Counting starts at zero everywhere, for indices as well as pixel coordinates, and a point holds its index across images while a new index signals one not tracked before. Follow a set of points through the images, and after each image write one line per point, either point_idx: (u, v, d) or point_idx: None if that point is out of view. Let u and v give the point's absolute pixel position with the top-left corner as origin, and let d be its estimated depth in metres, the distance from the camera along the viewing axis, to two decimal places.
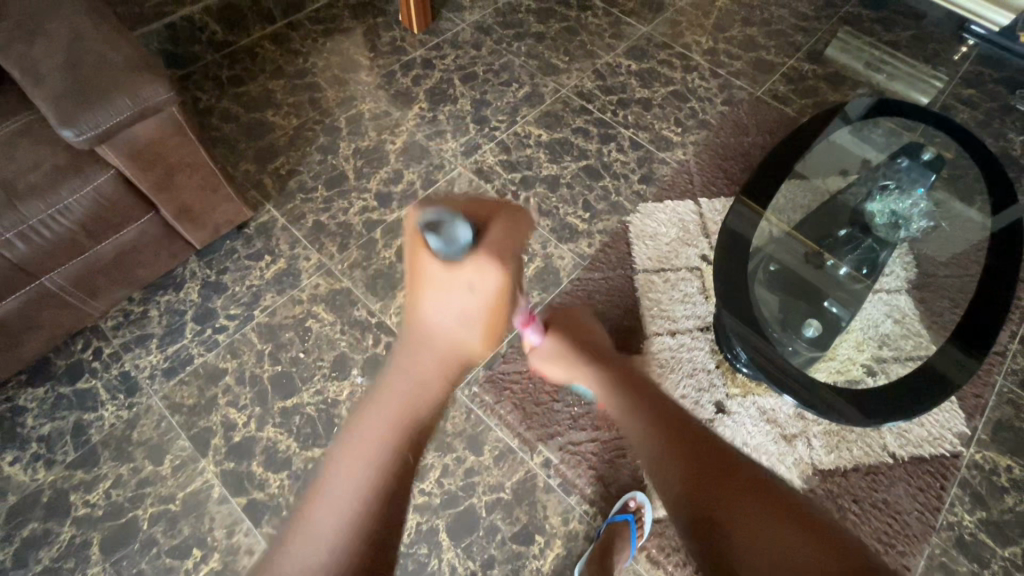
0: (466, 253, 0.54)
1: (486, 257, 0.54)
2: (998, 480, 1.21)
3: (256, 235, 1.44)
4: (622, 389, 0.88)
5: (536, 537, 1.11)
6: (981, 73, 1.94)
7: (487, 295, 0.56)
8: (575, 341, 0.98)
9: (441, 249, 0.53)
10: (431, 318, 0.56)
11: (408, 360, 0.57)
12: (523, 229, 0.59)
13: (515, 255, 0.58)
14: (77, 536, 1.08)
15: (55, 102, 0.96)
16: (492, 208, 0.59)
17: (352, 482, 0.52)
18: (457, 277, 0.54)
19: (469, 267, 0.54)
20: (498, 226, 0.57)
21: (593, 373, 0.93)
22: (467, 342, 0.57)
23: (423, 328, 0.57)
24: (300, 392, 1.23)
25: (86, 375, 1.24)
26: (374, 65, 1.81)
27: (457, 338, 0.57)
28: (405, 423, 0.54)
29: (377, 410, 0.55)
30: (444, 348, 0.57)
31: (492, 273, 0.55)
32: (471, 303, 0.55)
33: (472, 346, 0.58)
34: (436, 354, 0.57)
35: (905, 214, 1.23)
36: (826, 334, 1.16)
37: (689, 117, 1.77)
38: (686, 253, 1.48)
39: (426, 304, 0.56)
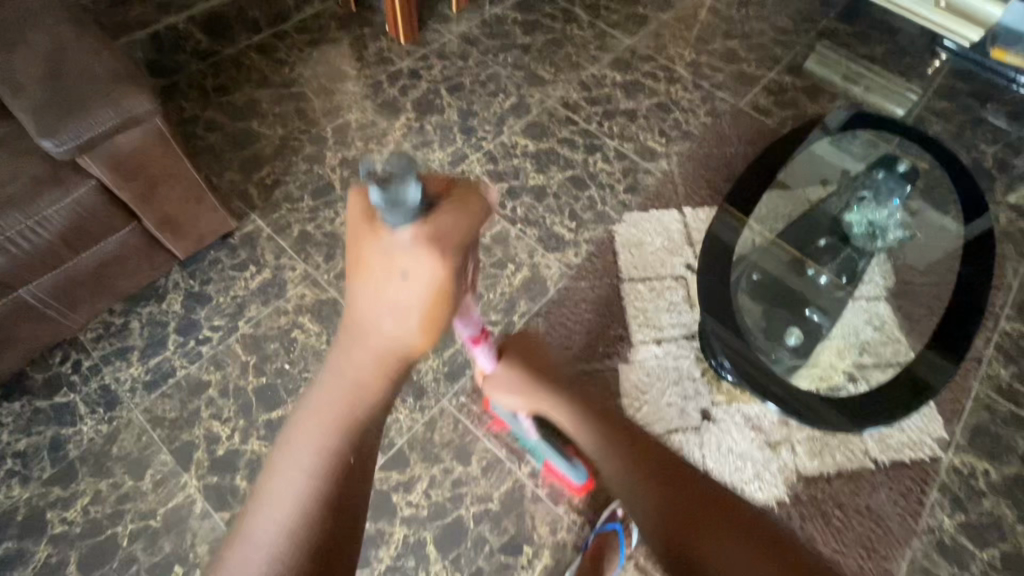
0: (405, 220, 0.47)
1: (427, 243, 0.48)
2: (976, 484, 1.24)
3: (241, 245, 1.43)
4: (585, 419, 0.85)
5: (524, 548, 1.11)
6: (953, 86, 2.00)
7: (426, 284, 0.48)
8: (531, 368, 0.97)
9: (388, 219, 0.48)
10: (369, 315, 0.50)
11: (346, 359, 0.51)
12: (476, 210, 0.51)
13: (465, 244, 0.50)
14: (54, 555, 1.05)
15: (37, 112, 0.95)
16: (444, 184, 0.52)
17: (292, 494, 0.49)
18: (394, 265, 0.48)
19: (407, 255, 0.48)
20: (446, 206, 0.50)
21: (559, 404, 0.89)
22: (406, 342, 0.50)
23: (361, 323, 0.51)
24: (286, 404, 1.22)
25: (65, 389, 1.21)
26: (361, 75, 1.82)
27: (394, 331, 0.49)
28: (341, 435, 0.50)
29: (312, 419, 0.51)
30: (382, 348, 0.50)
31: (436, 263, 0.48)
32: (411, 297, 0.48)
33: (415, 341, 0.50)
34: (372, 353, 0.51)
35: (882, 225, 1.28)
36: (808, 343, 1.19)
37: (673, 128, 1.79)
38: (671, 262, 1.50)
39: (366, 291, 0.50)
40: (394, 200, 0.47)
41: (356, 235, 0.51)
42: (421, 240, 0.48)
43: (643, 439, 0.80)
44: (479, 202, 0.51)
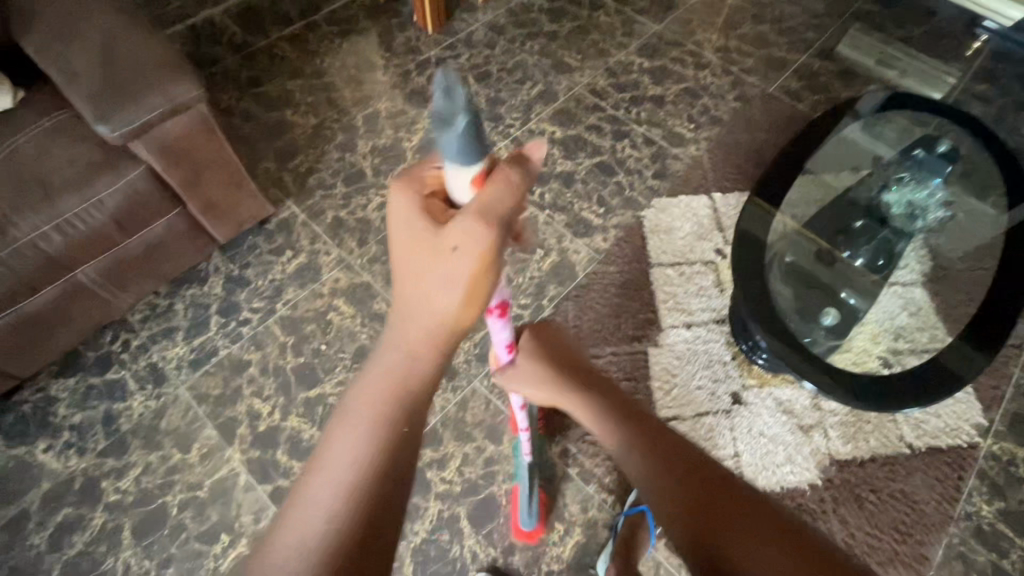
0: (461, 159, 0.56)
1: (475, 216, 0.56)
2: (1016, 471, 1.21)
3: (277, 231, 1.47)
4: (608, 411, 0.89)
5: (556, 525, 1.13)
6: (993, 68, 1.94)
7: (473, 257, 0.56)
8: (557, 364, 0.96)
9: (451, 154, 0.56)
10: (423, 287, 0.58)
11: (400, 334, 0.59)
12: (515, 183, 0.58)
13: (506, 215, 0.57)
14: (109, 521, 1.10)
15: (93, 100, 1.00)
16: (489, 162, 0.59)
17: (350, 455, 0.55)
18: (448, 237, 0.56)
19: (459, 231, 0.56)
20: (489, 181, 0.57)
21: (583, 399, 0.93)
22: (457, 305, 0.58)
23: (415, 292, 0.59)
24: (323, 383, 1.26)
25: (115, 366, 1.27)
26: (389, 65, 1.85)
27: (450, 303, 0.58)
28: (391, 401, 0.58)
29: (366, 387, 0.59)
30: (435, 313, 0.58)
31: (484, 231, 0.56)
32: (460, 269, 0.57)
33: (463, 308, 0.59)
34: (426, 321, 0.59)
35: (923, 206, 1.23)
36: (844, 324, 1.18)
37: (701, 114, 1.78)
38: (700, 247, 1.50)
39: (413, 276, 0.59)
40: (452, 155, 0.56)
41: (410, 219, 0.59)
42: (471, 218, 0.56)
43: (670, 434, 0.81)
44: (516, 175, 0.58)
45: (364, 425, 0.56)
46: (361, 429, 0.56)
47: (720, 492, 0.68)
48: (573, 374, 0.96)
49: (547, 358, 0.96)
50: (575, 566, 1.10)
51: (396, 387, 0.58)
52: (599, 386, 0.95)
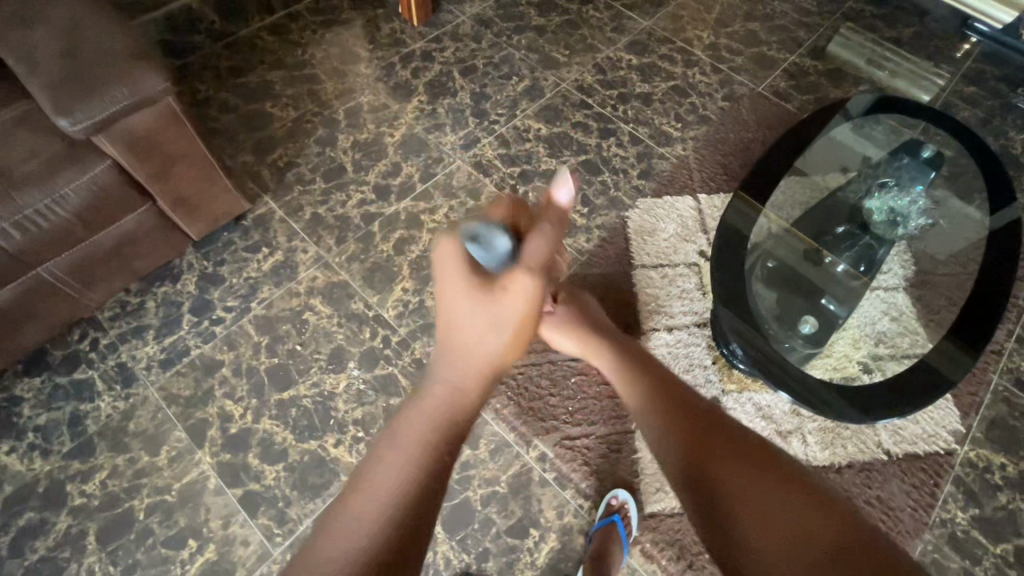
0: (497, 262, 0.66)
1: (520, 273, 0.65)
2: (991, 478, 1.22)
3: (253, 227, 1.44)
4: (628, 364, 0.98)
5: (531, 531, 1.12)
6: (983, 71, 1.93)
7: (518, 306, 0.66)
8: (587, 319, 1.09)
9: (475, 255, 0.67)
10: (472, 328, 0.67)
11: (453, 367, 0.67)
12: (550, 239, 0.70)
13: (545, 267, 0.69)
14: (73, 526, 1.08)
15: (52, 91, 0.95)
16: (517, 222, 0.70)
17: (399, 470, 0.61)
18: (501, 287, 0.66)
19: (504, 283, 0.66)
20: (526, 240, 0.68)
21: (602, 351, 1.05)
22: (503, 348, 0.68)
23: (465, 330, 0.67)
24: (296, 385, 1.23)
25: (83, 366, 1.23)
26: (374, 57, 1.80)
27: (496, 346, 0.67)
28: (442, 431, 0.64)
29: (421, 409, 0.66)
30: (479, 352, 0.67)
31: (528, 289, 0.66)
32: (506, 319, 0.67)
33: (507, 349, 0.69)
34: (476, 359, 0.67)
35: (904, 213, 1.21)
36: (822, 332, 1.17)
37: (690, 112, 1.76)
38: (684, 248, 1.48)
39: (463, 319, 0.67)
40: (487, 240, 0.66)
41: (454, 272, 0.68)
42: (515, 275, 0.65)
43: (683, 389, 0.86)
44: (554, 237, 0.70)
45: (415, 447, 0.62)
46: (411, 450, 0.62)
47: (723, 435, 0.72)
48: (601, 332, 1.08)
49: (583, 315, 1.10)
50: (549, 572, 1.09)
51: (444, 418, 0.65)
52: (620, 345, 1.05)
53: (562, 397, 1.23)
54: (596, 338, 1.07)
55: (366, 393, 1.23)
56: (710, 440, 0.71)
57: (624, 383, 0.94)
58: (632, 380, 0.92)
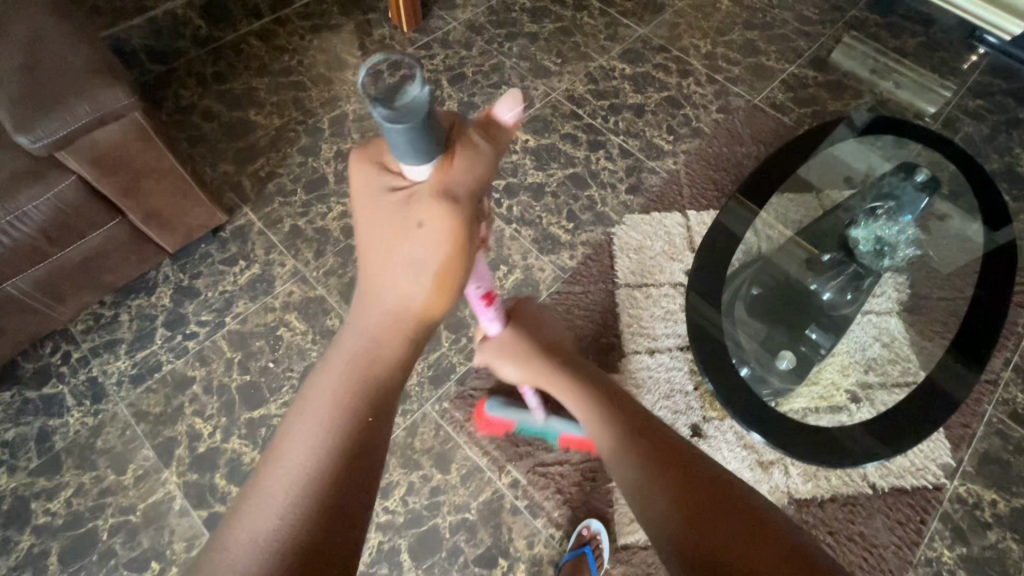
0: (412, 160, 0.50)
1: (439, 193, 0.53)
2: (981, 515, 1.17)
3: (231, 239, 1.42)
4: (606, 415, 0.77)
5: (500, 561, 1.09)
6: (990, 84, 1.87)
7: (438, 241, 0.54)
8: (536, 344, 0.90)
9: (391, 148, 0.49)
10: (389, 263, 0.55)
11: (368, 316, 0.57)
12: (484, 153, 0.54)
13: (474, 187, 0.54)
14: (36, 545, 1.07)
15: (12, 107, 0.93)
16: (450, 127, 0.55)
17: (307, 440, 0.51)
18: (415, 213, 0.53)
19: (420, 207, 0.53)
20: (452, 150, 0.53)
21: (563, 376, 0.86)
22: (425, 296, 0.56)
23: (380, 263, 0.56)
24: (268, 403, 1.22)
25: (53, 380, 1.22)
26: (361, 64, 1.78)
27: (418, 292, 0.56)
28: (360, 389, 0.54)
29: (327, 374, 0.55)
30: (397, 304, 0.56)
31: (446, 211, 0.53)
32: (427, 253, 0.54)
33: (432, 296, 0.57)
34: (394, 305, 0.57)
35: (891, 242, 1.14)
36: (800, 367, 1.12)
37: (682, 125, 1.71)
38: (670, 267, 1.44)
39: (380, 249, 0.56)
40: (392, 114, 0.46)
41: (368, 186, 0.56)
42: (432, 197, 0.53)
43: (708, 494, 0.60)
44: (490, 142, 0.55)
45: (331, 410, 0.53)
46: (325, 416, 0.52)
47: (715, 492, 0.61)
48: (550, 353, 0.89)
49: (532, 335, 0.91)
50: None
51: (354, 386, 0.54)
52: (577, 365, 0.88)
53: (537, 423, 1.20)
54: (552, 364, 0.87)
55: None
56: (695, 487, 0.61)
57: (588, 412, 0.80)
58: (613, 433, 0.73)
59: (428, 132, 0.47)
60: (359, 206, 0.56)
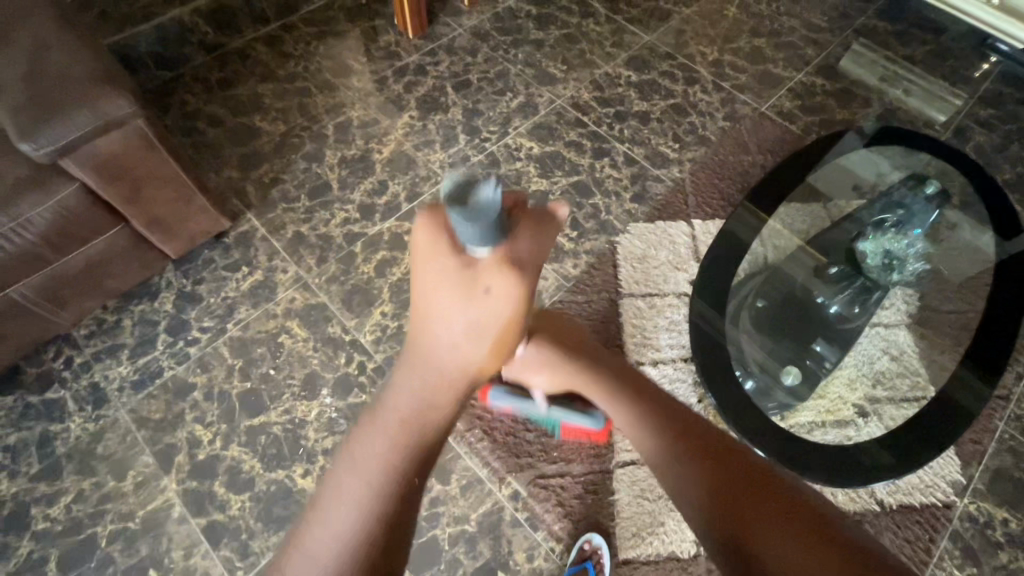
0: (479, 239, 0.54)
1: (506, 265, 0.56)
2: (993, 534, 1.15)
3: (234, 245, 1.42)
4: (619, 394, 0.88)
5: (499, 573, 1.08)
6: (1001, 92, 1.85)
7: (501, 307, 0.57)
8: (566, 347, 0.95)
9: (463, 239, 0.54)
10: (443, 327, 0.59)
11: (419, 369, 0.61)
12: (546, 241, 0.59)
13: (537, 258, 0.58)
14: (35, 551, 1.06)
15: (15, 115, 0.93)
16: (516, 207, 0.58)
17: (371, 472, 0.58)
18: (485, 276, 0.56)
19: (489, 273, 0.56)
20: (518, 230, 0.56)
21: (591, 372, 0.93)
22: (483, 354, 0.60)
23: (435, 325, 0.59)
24: (268, 411, 1.21)
25: (56, 385, 1.23)
26: (366, 70, 1.78)
27: (478, 349, 0.59)
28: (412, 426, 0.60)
29: (384, 415, 0.61)
30: (453, 363, 0.60)
31: (513, 278, 0.56)
32: (488, 311, 0.57)
33: (487, 354, 0.61)
34: (449, 361, 0.60)
35: (902, 256, 1.13)
36: (806, 383, 1.11)
37: (688, 133, 1.70)
38: (674, 277, 1.43)
39: (433, 302, 0.58)
40: (471, 211, 0.52)
41: (421, 259, 0.58)
42: (502, 265, 0.56)
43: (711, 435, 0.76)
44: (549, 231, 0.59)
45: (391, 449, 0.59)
46: (390, 443, 0.59)
47: (736, 465, 0.70)
48: (577, 352, 0.96)
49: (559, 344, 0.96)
50: None
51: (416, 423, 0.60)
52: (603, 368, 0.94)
53: (539, 435, 1.19)
54: (585, 366, 0.94)
55: (338, 421, 1.21)
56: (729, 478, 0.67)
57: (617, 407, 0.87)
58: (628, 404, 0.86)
59: (497, 225, 0.53)
60: (421, 270, 0.58)
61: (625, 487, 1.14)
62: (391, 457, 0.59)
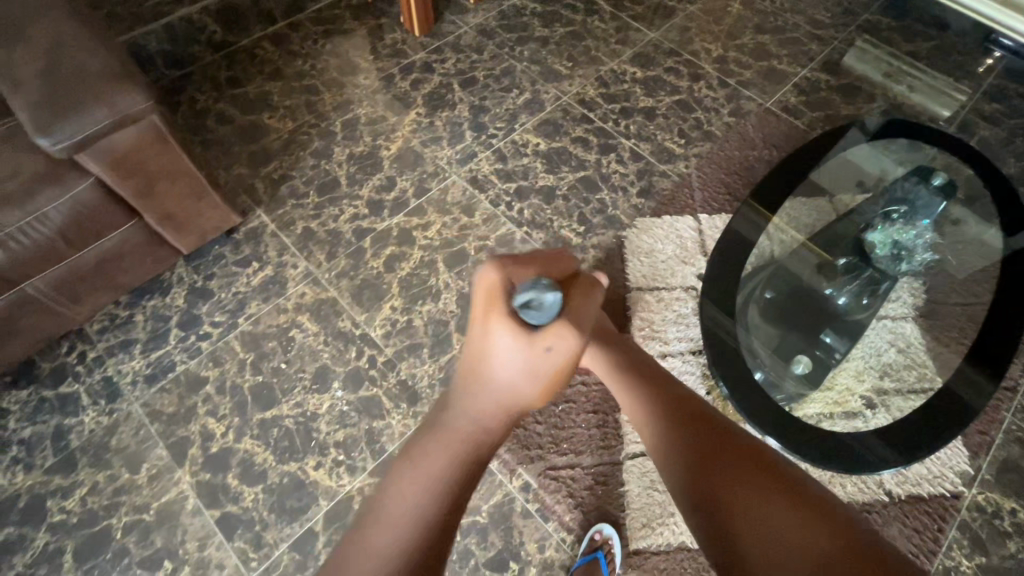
0: (542, 315, 0.50)
1: (569, 330, 0.51)
2: (1000, 524, 1.15)
3: (244, 241, 1.43)
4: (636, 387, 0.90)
5: (511, 564, 1.09)
6: (1005, 87, 1.85)
7: (554, 366, 0.53)
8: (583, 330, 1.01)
9: (526, 315, 0.50)
10: (493, 372, 0.55)
11: (471, 403, 0.58)
12: (599, 303, 0.55)
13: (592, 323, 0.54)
14: (51, 543, 1.07)
15: (33, 110, 0.94)
16: (573, 274, 0.55)
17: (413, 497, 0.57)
18: (542, 341, 0.51)
19: (547, 340, 0.51)
20: (579, 301, 0.53)
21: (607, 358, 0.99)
22: (533, 398, 0.56)
23: (491, 373, 0.56)
24: (280, 404, 1.22)
25: (69, 379, 1.24)
26: (373, 68, 1.79)
27: (530, 393, 0.56)
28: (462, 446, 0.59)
29: (430, 440, 0.60)
30: (504, 402, 0.57)
31: (569, 343, 0.52)
32: (541, 367, 0.53)
33: (536, 400, 0.57)
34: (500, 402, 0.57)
35: (909, 248, 1.15)
36: (816, 372, 1.12)
37: (693, 128, 1.71)
38: (681, 271, 1.44)
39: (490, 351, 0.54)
40: (536, 301, 0.49)
41: (483, 313, 0.53)
42: (561, 333, 0.51)
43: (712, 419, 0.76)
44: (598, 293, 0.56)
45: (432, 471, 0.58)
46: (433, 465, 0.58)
47: (731, 450, 0.68)
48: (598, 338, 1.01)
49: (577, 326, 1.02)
50: None
51: (463, 443, 0.59)
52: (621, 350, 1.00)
53: (549, 426, 1.20)
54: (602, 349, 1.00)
55: (349, 414, 1.22)
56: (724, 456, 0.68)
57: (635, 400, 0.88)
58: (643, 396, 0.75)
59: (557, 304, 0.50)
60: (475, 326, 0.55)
61: (635, 477, 1.15)
62: (436, 484, 0.57)
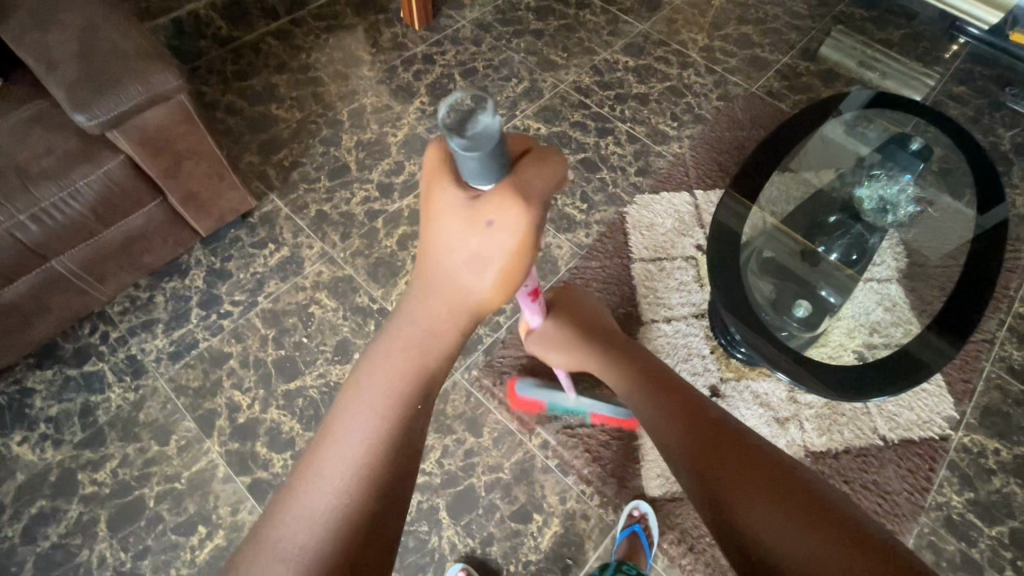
0: (480, 160, 0.44)
1: (511, 193, 0.46)
2: (986, 462, 1.24)
3: (260, 224, 1.47)
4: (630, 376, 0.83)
5: (534, 516, 1.14)
6: (971, 70, 1.98)
7: (505, 236, 0.48)
8: (578, 326, 0.98)
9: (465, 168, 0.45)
10: (448, 253, 0.50)
11: (424, 307, 0.53)
12: (553, 181, 0.50)
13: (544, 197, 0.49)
14: (85, 513, 1.10)
15: (70, 88, 0.98)
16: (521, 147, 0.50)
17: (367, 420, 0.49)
18: (484, 205, 0.47)
19: (490, 206, 0.47)
20: (524, 169, 0.48)
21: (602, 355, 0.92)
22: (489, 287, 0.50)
23: (442, 257, 0.51)
24: (304, 375, 1.26)
25: (93, 358, 1.26)
26: (375, 61, 1.85)
27: (484, 279, 0.50)
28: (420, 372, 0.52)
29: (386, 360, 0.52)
30: (456, 299, 0.52)
31: (515, 210, 0.47)
32: (494, 244, 0.48)
33: (494, 293, 0.51)
34: (455, 299, 0.52)
35: (893, 201, 1.27)
36: (816, 315, 1.20)
37: (685, 112, 1.80)
38: (681, 242, 1.51)
39: (439, 238, 0.50)
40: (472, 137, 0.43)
41: (436, 189, 0.50)
42: (502, 197, 0.47)
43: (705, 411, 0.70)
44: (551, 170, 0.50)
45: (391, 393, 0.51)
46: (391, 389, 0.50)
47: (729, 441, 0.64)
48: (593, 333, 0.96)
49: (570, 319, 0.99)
50: (553, 555, 1.11)
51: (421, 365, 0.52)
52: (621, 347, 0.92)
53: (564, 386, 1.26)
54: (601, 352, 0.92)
55: None
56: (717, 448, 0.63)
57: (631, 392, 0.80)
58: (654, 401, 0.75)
59: (499, 152, 0.44)
60: (429, 200, 0.51)
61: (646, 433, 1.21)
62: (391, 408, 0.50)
